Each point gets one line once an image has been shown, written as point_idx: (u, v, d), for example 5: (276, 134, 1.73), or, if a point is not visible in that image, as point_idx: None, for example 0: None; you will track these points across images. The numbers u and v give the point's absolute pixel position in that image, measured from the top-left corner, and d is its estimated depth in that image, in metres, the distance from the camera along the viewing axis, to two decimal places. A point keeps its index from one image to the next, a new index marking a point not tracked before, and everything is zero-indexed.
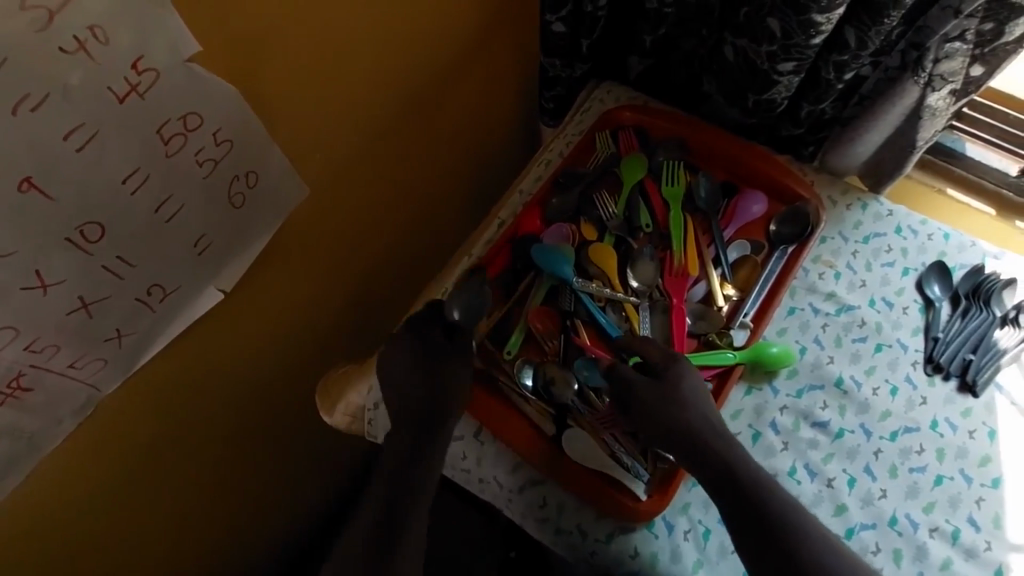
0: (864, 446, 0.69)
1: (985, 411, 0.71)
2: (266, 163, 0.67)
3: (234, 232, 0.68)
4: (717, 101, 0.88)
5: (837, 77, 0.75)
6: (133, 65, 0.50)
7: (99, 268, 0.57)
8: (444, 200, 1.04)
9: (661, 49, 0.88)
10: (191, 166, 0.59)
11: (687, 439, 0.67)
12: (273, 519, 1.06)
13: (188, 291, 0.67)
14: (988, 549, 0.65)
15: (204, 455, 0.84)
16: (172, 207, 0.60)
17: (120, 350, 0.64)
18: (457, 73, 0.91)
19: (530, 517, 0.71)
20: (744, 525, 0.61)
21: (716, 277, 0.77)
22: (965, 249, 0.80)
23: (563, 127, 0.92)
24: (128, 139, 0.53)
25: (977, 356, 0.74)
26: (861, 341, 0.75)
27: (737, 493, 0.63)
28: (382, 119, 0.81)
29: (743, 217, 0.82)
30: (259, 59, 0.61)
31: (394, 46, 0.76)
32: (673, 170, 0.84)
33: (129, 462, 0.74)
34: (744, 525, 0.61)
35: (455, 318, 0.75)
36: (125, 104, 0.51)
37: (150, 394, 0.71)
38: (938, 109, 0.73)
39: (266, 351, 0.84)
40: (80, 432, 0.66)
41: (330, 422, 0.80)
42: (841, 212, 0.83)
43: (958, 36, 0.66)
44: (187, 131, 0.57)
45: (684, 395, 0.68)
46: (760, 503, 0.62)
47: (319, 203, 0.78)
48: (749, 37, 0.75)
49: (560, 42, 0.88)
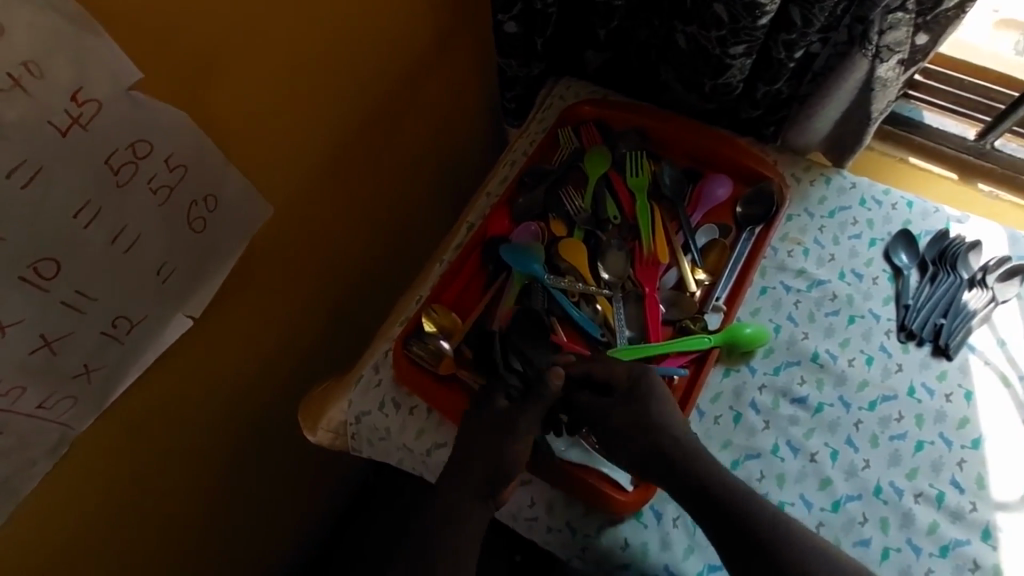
0: (845, 418, 0.70)
1: (960, 373, 0.72)
2: (223, 186, 0.66)
3: (199, 257, 0.67)
4: (676, 88, 0.88)
5: (788, 56, 0.75)
6: (73, 98, 0.50)
7: (59, 304, 0.56)
8: (413, 208, 1.05)
9: (616, 42, 0.89)
10: (146, 195, 0.59)
11: (662, 453, 0.66)
12: (273, 540, 1.06)
13: (156, 320, 0.66)
14: (974, 510, 0.65)
15: (193, 484, 0.84)
16: (129, 238, 0.59)
17: (90, 384, 0.63)
18: (416, 81, 0.91)
19: (520, 517, 0.71)
20: (714, 530, 0.63)
21: (687, 263, 0.77)
22: (929, 216, 0.81)
23: (526, 126, 0.93)
24: (76, 173, 0.53)
25: (947, 320, 0.74)
26: (833, 314, 0.76)
27: (704, 502, 0.64)
28: (342, 132, 0.81)
29: (709, 201, 0.82)
30: (207, 81, 0.60)
31: (347, 59, 0.76)
32: (637, 161, 0.84)
33: (115, 497, 0.73)
34: (712, 522, 0.63)
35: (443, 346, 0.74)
36: (69, 138, 0.51)
37: (127, 429, 0.70)
38: (888, 80, 0.74)
39: (245, 373, 0.83)
40: (56, 472, 0.65)
41: (315, 441, 0.81)
42: (806, 188, 0.84)
43: (899, 7, 0.67)
44: (137, 159, 0.56)
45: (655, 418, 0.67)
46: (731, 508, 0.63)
47: (283, 223, 0.78)
48: (699, 23, 0.76)
49: (515, 42, 0.88)
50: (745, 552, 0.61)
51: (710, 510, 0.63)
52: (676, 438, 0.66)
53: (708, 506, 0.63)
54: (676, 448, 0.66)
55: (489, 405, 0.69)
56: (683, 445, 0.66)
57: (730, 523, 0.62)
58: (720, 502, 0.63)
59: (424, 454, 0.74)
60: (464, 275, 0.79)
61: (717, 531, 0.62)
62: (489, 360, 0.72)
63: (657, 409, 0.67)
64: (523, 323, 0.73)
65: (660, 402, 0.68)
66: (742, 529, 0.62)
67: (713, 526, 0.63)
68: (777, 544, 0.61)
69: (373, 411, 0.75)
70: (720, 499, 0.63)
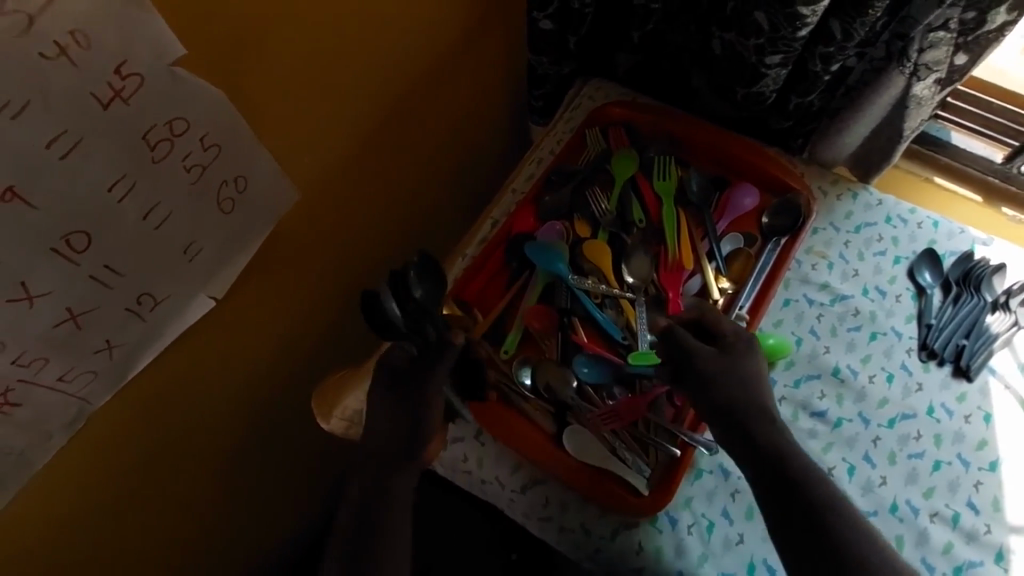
0: (863, 434, 0.70)
1: (980, 395, 0.72)
2: (254, 168, 0.66)
3: (224, 239, 0.67)
4: (706, 94, 0.88)
5: (824, 69, 0.75)
6: (116, 71, 0.50)
7: (86, 278, 0.56)
8: (434, 202, 1.04)
9: (650, 45, 0.89)
10: (179, 172, 0.58)
11: (739, 420, 0.65)
12: (274, 527, 1.05)
13: (179, 299, 0.66)
14: (988, 532, 0.65)
15: (200, 465, 0.83)
16: (159, 215, 0.59)
17: (110, 361, 0.63)
18: (446, 74, 0.90)
19: (534, 516, 0.71)
20: (774, 507, 0.59)
21: (711, 270, 0.77)
22: (954, 237, 0.81)
23: (553, 125, 0.92)
24: (113, 147, 0.52)
25: (969, 341, 0.74)
26: (855, 330, 0.76)
27: (771, 477, 0.60)
28: (373, 120, 0.81)
29: (735, 210, 0.82)
30: (245, 61, 0.60)
31: (383, 47, 0.76)
32: (665, 165, 0.83)
33: (125, 474, 0.73)
34: (776, 496, 0.59)
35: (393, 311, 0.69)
36: (109, 111, 0.51)
37: (142, 407, 0.70)
38: (922, 98, 0.74)
39: (259, 356, 0.83)
40: (71, 446, 0.64)
41: (328, 428, 0.80)
42: (832, 202, 0.84)
43: (941, 26, 0.66)
44: (173, 136, 0.56)
45: (750, 375, 0.66)
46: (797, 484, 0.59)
47: (309, 208, 0.78)
48: (737, 30, 0.75)
49: (548, 40, 0.88)
50: (801, 527, 0.57)
51: (781, 490, 0.59)
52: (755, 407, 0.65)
53: (778, 483, 0.60)
54: (752, 420, 0.64)
55: (403, 365, 0.69)
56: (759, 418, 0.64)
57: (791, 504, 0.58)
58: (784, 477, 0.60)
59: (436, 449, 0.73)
60: (487, 273, 0.79)
61: (778, 509, 0.59)
62: (393, 326, 0.70)
63: (748, 372, 0.67)
64: (421, 273, 0.73)
65: (749, 367, 0.67)
66: (806, 505, 0.58)
67: (776, 500, 0.59)
68: (838, 525, 0.57)
69: None
70: (786, 476, 0.60)
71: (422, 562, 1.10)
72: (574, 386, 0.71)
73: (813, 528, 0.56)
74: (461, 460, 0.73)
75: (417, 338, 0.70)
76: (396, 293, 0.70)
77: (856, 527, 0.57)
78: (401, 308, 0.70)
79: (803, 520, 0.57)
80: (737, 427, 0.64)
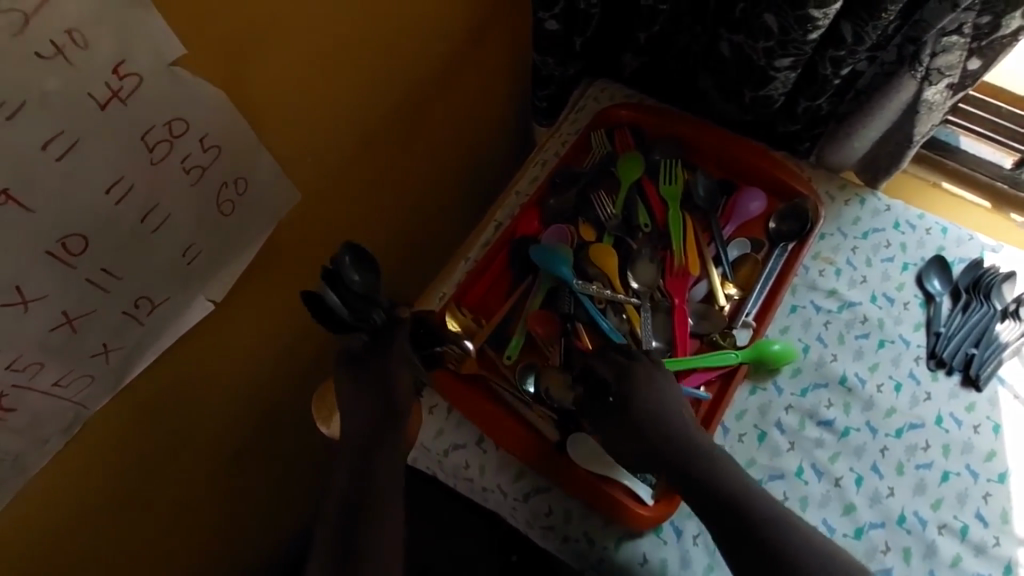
0: (871, 444, 0.69)
1: (989, 405, 0.71)
2: (254, 169, 0.64)
3: (223, 241, 0.66)
4: (712, 97, 0.87)
5: (834, 72, 0.74)
6: (114, 71, 0.48)
7: (82, 281, 0.55)
8: (437, 203, 1.03)
9: (656, 47, 0.87)
10: (178, 173, 0.57)
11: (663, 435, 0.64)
12: (275, 531, 1.04)
13: (177, 302, 0.65)
14: (997, 545, 0.65)
15: (197, 470, 0.82)
16: (158, 217, 0.58)
17: (107, 365, 0.61)
18: (450, 74, 0.89)
19: (537, 525, 0.69)
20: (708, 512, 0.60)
21: (718, 276, 0.76)
22: (963, 243, 0.80)
23: (558, 126, 0.91)
24: (111, 148, 0.51)
25: (979, 350, 0.73)
26: (863, 337, 0.75)
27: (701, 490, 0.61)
28: (374, 121, 0.79)
29: (742, 215, 0.81)
30: (246, 62, 0.58)
31: (387, 47, 0.75)
32: (671, 169, 0.82)
33: (122, 479, 0.72)
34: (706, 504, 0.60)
35: (332, 300, 0.68)
36: (107, 111, 0.49)
37: (139, 412, 0.69)
38: (934, 103, 0.73)
39: (258, 359, 0.82)
40: (67, 451, 0.63)
41: (328, 432, 0.79)
42: (840, 207, 0.83)
43: (955, 30, 0.66)
44: (173, 137, 0.55)
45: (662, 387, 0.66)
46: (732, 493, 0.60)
47: (310, 210, 0.76)
48: (746, 33, 0.75)
49: (554, 40, 0.87)
50: (740, 540, 0.58)
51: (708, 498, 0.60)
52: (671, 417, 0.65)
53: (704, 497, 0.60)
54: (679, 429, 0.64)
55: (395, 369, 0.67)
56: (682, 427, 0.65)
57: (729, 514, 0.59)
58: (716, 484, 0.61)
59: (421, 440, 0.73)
60: (486, 279, 0.77)
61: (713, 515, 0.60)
62: (337, 317, 0.69)
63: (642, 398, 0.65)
64: (357, 262, 0.71)
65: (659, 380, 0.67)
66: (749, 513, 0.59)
67: (709, 510, 0.60)
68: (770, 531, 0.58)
69: None
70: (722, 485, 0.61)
71: (424, 565, 1.09)
72: (574, 394, 0.70)
73: (751, 541, 0.57)
74: (463, 467, 0.72)
75: (364, 325, 0.70)
76: (334, 284, 0.68)
77: (794, 535, 0.58)
78: (342, 297, 0.69)
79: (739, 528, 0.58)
80: (647, 446, 0.63)
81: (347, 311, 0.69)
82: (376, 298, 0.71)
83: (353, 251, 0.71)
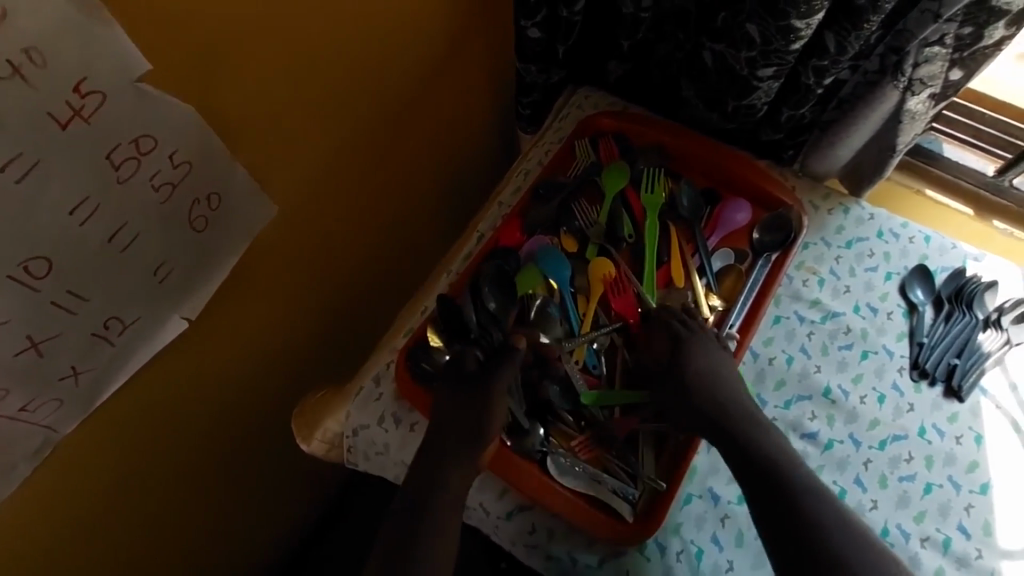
0: (854, 456, 0.69)
1: (971, 416, 0.71)
2: (228, 183, 0.63)
3: (197, 258, 0.64)
4: (695, 105, 0.86)
5: (816, 82, 0.73)
6: (75, 89, 0.47)
7: (48, 304, 0.53)
8: (419, 215, 1.02)
9: (639, 54, 0.86)
10: (147, 192, 0.56)
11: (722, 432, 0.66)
12: (256, 547, 1.03)
13: (150, 321, 0.63)
14: (980, 557, 0.65)
15: (174, 488, 0.80)
16: (127, 236, 0.56)
17: (77, 387, 0.60)
18: (431, 83, 0.88)
19: (521, 543, 0.69)
20: (759, 509, 0.61)
21: (701, 287, 0.76)
22: (946, 252, 0.80)
23: (542, 135, 0.90)
24: (73, 169, 0.49)
25: (961, 360, 0.73)
26: (847, 348, 0.75)
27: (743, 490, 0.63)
28: (354, 130, 0.78)
29: (727, 225, 0.80)
30: (215, 76, 0.57)
31: (364, 57, 0.73)
32: (654, 178, 0.81)
33: (94, 500, 0.70)
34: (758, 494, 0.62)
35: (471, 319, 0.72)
36: (68, 131, 0.48)
37: (113, 433, 0.67)
38: (916, 113, 0.73)
39: (234, 375, 0.79)
40: (36, 476, 0.61)
41: (309, 450, 0.78)
42: (823, 216, 0.82)
43: (937, 41, 0.65)
44: (140, 154, 0.53)
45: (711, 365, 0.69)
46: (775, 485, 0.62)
47: (291, 225, 0.76)
48: (728, 42, 0.74)
49: (535, 48, 0.85)
50: (784, 518, 0.60)
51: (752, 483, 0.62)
52: (731, 411, 0.67)
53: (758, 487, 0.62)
54: (735, 422, 0.66)
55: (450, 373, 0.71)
56: (734, 423, 0.66)
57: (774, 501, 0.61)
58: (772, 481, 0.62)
59: (374, 453, 0.74)
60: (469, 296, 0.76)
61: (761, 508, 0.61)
62: (465, 332, 0.72)
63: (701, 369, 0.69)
64: (497, 285, 0.74)
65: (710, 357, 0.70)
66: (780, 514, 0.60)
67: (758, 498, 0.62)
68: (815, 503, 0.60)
69: (372, 425, 0.73)
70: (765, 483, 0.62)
71: None
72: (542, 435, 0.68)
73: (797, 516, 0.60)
74: None
75: (484, 342, 0.72)
76: (473, 299, 0.73)
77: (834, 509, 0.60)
78: (477, 316, 0.72)
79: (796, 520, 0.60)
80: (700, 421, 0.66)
81: (476, 326, 0.72)
82: (505, 323, 0.73)
83: (497, 273, 0.74)
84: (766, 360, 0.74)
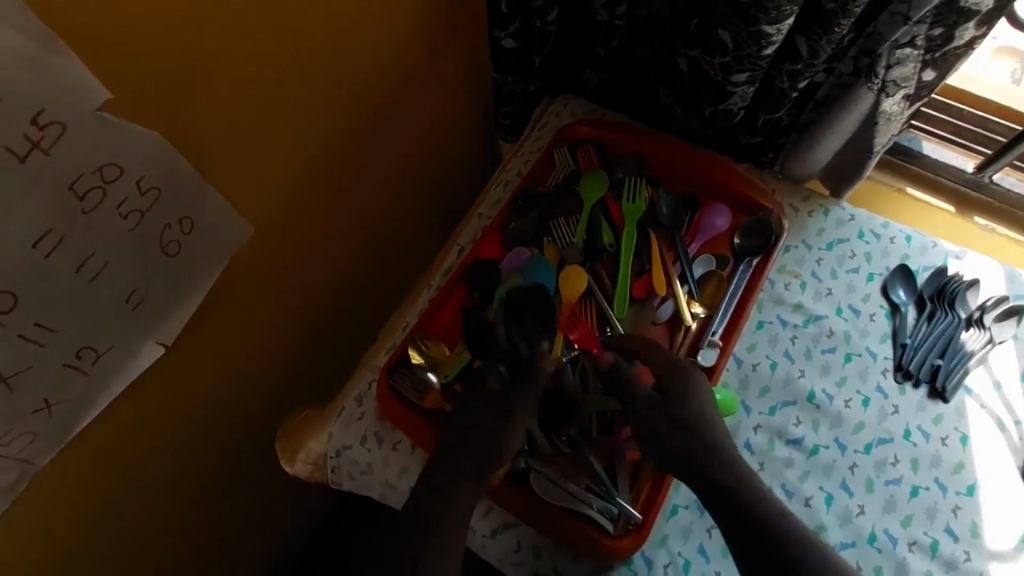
0: (840, 461, 0.69)
1: (956, 416, 0.71)
2: (199, 207, 0.62)
3: (171, 284, 0.63)
4: (673, 111, 0.85)
5: (791, 86, 0.73)
6: (33, 121, 0.46)
7: (16, 338, 0.52)
8: (401, 229, 1.01)
9: (615, 61, 0.86)
10: (114, 220, 0.55)
11: (692, 456, 0.65)
12: (246, 567, 1.02)
13: (125, 349, 0.62)
14: (968, 559, 0.65)
15: (159, 513, 0.79)
16: (96, 265, 0.55)
17: (51, 420, 0.59)
18: (407, 96, 0.87)
19: (507, 560, 0.68)
20: (728, 528, 0.62)
21: (683, 295, 0.75)
22: (928, 251, 0.79)
23: (520, 145, 0.90)
24: (34, 201, 0.48)
25: (945, 361, 0.73)
26: (830, 351, 0.74)
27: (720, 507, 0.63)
28: (330, 148, 0.77)
29: (707, 231, 0.80)
30: (181, 101, 0.56)
31: (337, 74, 0.73)
32: (634, 187, 0.80)
33: (76, 530, 0.69)
34: (735, 528, 0.62)
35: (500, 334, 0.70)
36: (28, 164, 0.47)
37: (92, 463, 0.66)
38: (892, 113, 0.73)
39: (215, 398, 0.79)
40: (12, 510, 0.61)
41: (293, 472, 0.78)
42: (803, 219, 0.82)
43: (908, 42, 0.65)
44: (105, 183, 0.52)
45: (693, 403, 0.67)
46: (744, 505, 0.63)
47: (267, 246, 0.75)
48: (701, 48, 0.73)
49: (511, 59, 0.85)
50: (755, 543, 0.60)
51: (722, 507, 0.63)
52: (710, 439, 0.66)
53: (729, 510, 0.63)
54: (712, 445, 0.66)
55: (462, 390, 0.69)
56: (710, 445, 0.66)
57: (744, 522, 0.62)
58: (747, 512, 0.62)
59: (359, 473, 0.73)
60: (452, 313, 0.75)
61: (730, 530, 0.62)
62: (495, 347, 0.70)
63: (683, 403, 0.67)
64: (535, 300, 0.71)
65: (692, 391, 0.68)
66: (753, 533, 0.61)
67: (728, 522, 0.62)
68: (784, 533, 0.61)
69: (355, 445, 0.72)
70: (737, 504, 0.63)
71: None
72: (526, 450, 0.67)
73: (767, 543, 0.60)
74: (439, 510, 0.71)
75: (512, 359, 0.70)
76: (511, 313, 0.71)
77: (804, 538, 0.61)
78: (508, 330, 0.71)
79: (764, 547, 0.60)
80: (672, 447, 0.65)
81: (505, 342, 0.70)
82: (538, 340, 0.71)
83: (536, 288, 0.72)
84: (750, 367, 0.74)
